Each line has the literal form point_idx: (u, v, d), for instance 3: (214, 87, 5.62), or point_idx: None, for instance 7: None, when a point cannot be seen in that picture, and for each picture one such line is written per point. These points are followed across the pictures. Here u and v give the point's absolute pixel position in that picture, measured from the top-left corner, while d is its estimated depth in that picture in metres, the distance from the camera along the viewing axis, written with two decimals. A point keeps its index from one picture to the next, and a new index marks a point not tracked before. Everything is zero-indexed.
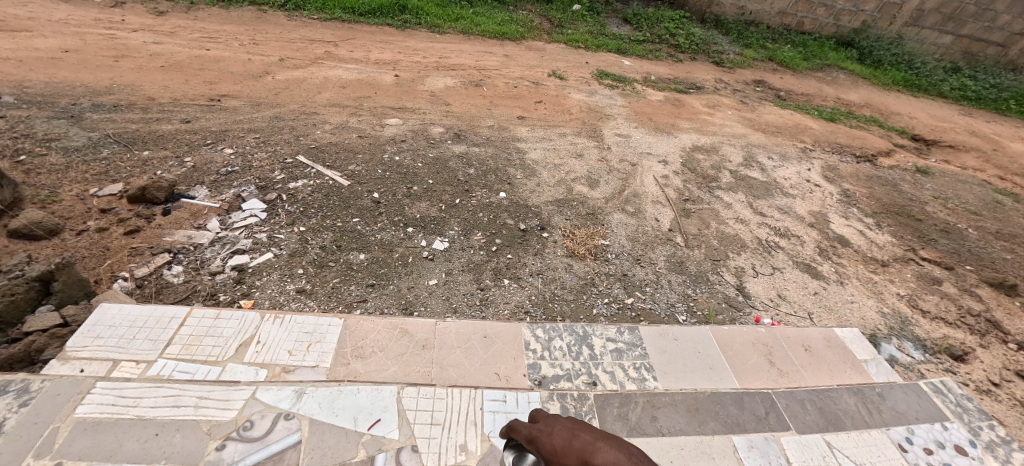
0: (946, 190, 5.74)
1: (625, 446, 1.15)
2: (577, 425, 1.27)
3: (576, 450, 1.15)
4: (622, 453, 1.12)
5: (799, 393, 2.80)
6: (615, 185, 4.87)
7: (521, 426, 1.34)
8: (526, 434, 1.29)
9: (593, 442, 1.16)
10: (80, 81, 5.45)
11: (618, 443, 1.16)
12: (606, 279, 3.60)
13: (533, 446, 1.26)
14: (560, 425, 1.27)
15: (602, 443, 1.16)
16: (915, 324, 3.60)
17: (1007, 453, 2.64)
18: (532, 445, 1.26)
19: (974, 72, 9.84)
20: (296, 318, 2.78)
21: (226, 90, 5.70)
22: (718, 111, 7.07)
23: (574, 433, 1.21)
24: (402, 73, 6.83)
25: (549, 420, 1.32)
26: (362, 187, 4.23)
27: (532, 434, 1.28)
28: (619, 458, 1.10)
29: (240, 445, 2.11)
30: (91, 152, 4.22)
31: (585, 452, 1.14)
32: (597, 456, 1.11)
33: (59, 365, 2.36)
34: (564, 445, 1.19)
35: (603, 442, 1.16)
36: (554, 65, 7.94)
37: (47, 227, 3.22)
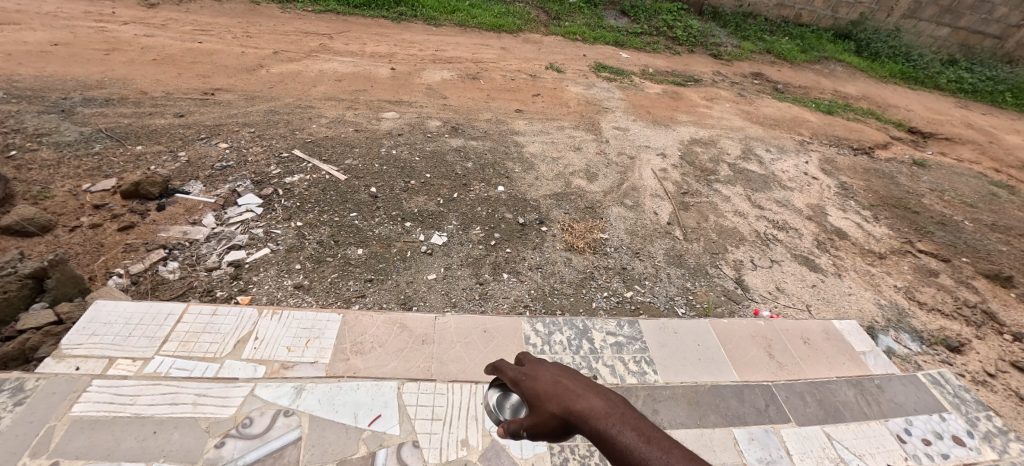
0: (942, 182, 5.75)
1: (608, 393, 1.16)
2: (563, 370, 1.28)
3: (559, 397, 1.18)
4: (604, 401, 1.13)
5: (798, 385, 2.81)
6: (613, 178, 4.86)
7: (509, 369, 1.35)
8: (512, 377, 1.33)
9: (577, 389, 1.18)
10: (71, 75, 5.37)
11: (600, 390, 1.17)
12: (605, 272, 3.60)
13: (518, 387, 1.30)
14: (546, 370, 1.28)
15: (585, 390, 1.17)
16: (912, 316, 3.62)
17: (1004, 443, 2.67)
18: (518, 386, 1.30)
19: (971, 64, 9.85)
20: (294, 314, 2.76)
21: (220, 83, 5.62)
22: (716, 103, 7.05)
23: (558, 379, 1.23)
24: (398, 66, 6.76)
25: (535, 362, 1.34)
26: (360, 181, 4.20)
27: (518, 375, 1.32)
28: (600, 407, 1.11)
29: (240, 442, 2.09)
30: (83, 147, 4.16)
31: (567, 399, 1.16)
32: (579, 404, 1.14)
33: (54, 363, 2.33)
34: (547, 390, 1.22)
35: (586, 389, 1.18)
36: (551, 57, 7.88)
37: (40, 224, 3.18)
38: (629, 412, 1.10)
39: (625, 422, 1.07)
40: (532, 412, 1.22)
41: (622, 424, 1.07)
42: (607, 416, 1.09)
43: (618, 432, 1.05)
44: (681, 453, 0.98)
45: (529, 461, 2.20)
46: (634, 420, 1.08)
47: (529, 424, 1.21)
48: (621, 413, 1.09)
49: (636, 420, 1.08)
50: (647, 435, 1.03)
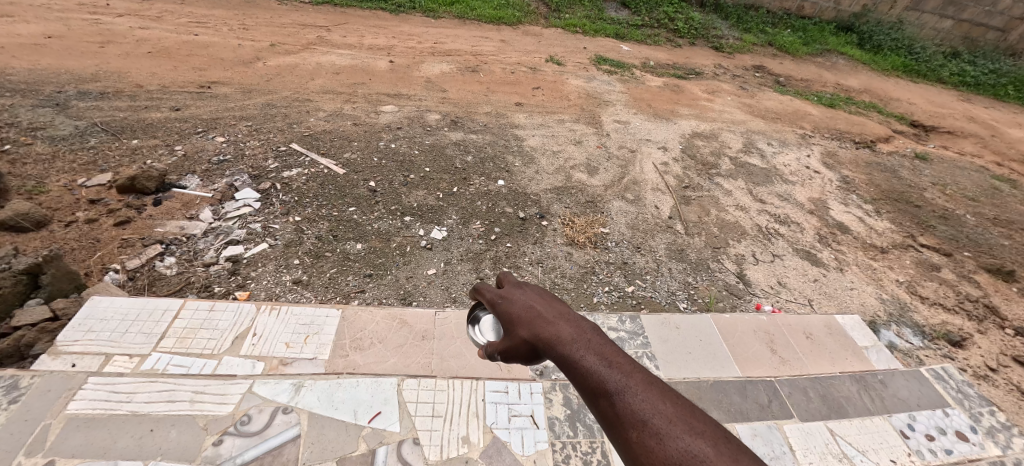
0: (944, 176, 5.72)
1: (580, 320, 1.12)
2: (540, 295, 1.22)
3: (530, 322, 1.14)
4: (573, 328, 1.08)
5: (801, 381, 2.80)
6: (614, 172, 4.81)
7: (488, 292, 1.30)
8: (490, 299, 1.28)
9: (549, 315, 1.13)
10: (66, 68, 5.29)
11: (572, 318, 1.12)
12: (606, 267, 3.57)
13: (494, 309, 1.26)
14: (521, 293, 1.23)
15: (556, 317, 1.12)
16: (914, 310, 3.60)
17: (1007, 439, 2.66)
18: (493, 307, 1.26)
19: (973, 57, 9.77)
20: (293, 310, 2.73)
21: (216, 76, 5.55)
22: (717, 97, 6.99)
23: (532, 304, 1.19)
24: (397, 58, 6.69)
25: (513, 285, 1.29)
26: (358, 176, 4.15)
27: (494, 296, 1.27)
28: (568, 333, 1.07)
29: (238, 439, 2.07)
30: (78, 141, 4.11)
31: (537, 324, 1.12)
32: (548, 330, 1.10)
33: (49, 360, 2.30)
34: (519, 314, 1.17)
35: (558, 316, 1.13)
36: (551, 50, 7.80)
37: (34, 219, 3.14)
38: (597, 338, 1.06)
39: (591, 347, 1.03)
40: (504, 334, 1.19)
41: (587, 349, 1.03)
42: (574, 342, 1.05)
43: (582, 356, 1.01)
44: (643, 379, 0.95)
45: (530, 458, 2.18)
46: (599, 346, 1.04)
47: (501, 347, 1.19)
48: (588, 337, 1.05)
49: (602, 346, 1.04)
50: (611, 361, 1.00)
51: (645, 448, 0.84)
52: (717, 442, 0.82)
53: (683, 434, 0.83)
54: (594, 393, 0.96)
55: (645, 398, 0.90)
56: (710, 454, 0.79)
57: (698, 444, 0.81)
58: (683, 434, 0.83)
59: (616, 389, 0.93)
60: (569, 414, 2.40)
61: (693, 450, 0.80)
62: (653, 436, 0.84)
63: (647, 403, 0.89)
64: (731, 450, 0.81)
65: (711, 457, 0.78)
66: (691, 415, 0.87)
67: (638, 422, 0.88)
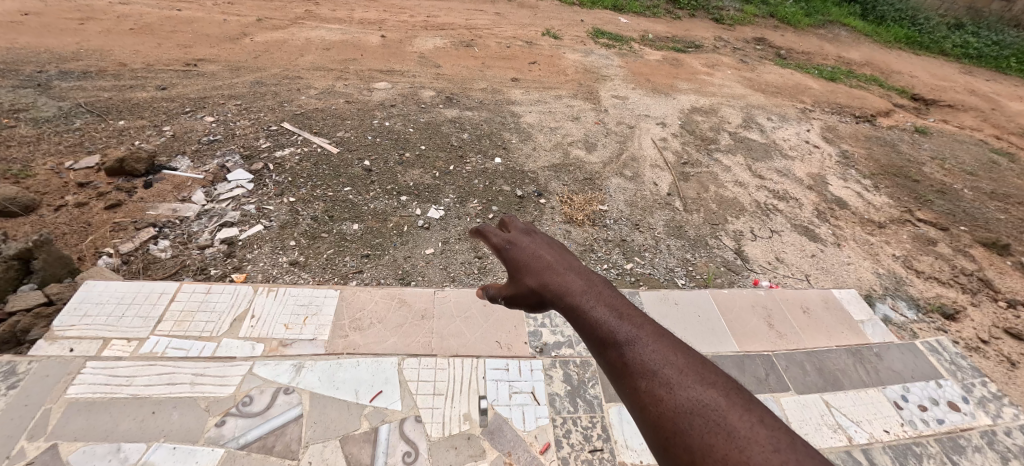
0: (943, 150, 5.68)
1: (590, 274, 1.12)
2: (553, 250, 1.23)
3: (539, 273, 1.15)
4: (584, 281, 1.08)
5: (798, 355, 2.83)
6: (612, 149, 4.76)
7: (494, 236, 1.31)
8: (497, 245, 1.28)
9: (559, 268, 1.14)
10: (45, 46, 5.11)
11: (582, 272, 1.13)
12: (605, 244, 3.55)
13: (503, 257, 1.26)
14: (533, 245, 1.24)
15: (567, 270, 1.13)
16: (909, 285, 3.62)
17: (998, 408, 2.71)
18: (501, 254, 1.27)
19: (977, 28, 9.57)
20: (290, 291, 2.72)
21: (202, 53, 5.38)
22: (717, 70, 6.86)
23: (541, 254, 1.20)
24: (388, 33, 6.50)
25: (523, 233, 1.31)
26: (352, 155, 4.08)
27: (502, 242, 1.29)
28: (578, 285, 1.07)
29: (240, 420, 2.08)
30: (63, 123, 4.00)
31: (547, 276, 1.13)
32: (557, 281, 1.10)
33: (47, 345, 2.29)
34: (529, 264, 1.18)
35: (569, 268, 1.13)
36: (547, 23, 7.60)
37: (22, 203, 3.08)
38: (608, 292, 1.05)
39: (602, 300, 1.01)
40: (512, 282, 1.21)
41: (598, 301, 1.01)
42: (584, 294, 1.04)
43: (592, 307, 0.99)
44: (654, 331, 0.91)
45: (531, 434, 2.21)
46: (609, 298, 1.02)
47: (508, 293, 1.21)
48: (598, 290, 1.05)
49: (613, 299, 1.02)
50: (621, 312, 0.97)
51: (654, 398, 0.78)
52: (728, 394, 0.76)
53: (695, 384, 0.77)
54: (602, 342, 0.93)
55: (656, 348, 0.86)
56: (722, 404, 0.73)
57: (710, 394, 0.75)
58: (694, 384, 0.77)
59: (625, 338, 0.89)
60: (569, 390, 2.42)
61: (704, 400, 0.74)
62: (663, 386, 0.78)
63: (657, 353, 0.84)
64: (744, 401, 0.74)
65: (724, 407, 0.72)
66: (702, 367, 0.82)
67: (647, 372, 0.82)
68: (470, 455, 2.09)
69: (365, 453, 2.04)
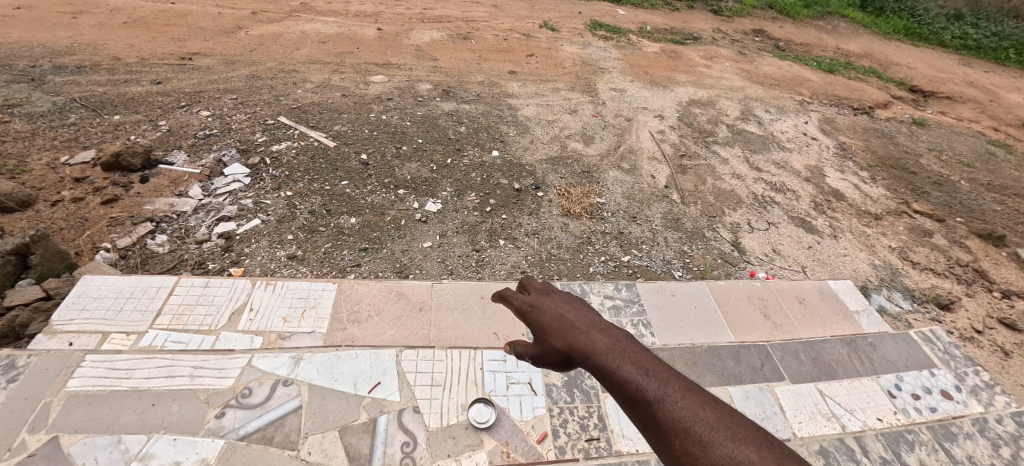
0: (941, 142, 5.68)
1: (613, 329, 1.07)
2: (575, 307, 1.18)
3: (561, 331, 1.11)
4: (607, 337, 1.04)
5: (794, 345, 2.85)
6: (610, 141, 4.75)
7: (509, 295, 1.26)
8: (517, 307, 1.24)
9: (582, 326, 1.09)
10: (38, 41, 5.07)
11: (604, 327, 1.08)
12: (602, 237, 3.56)
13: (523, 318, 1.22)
14: (554, 304, 1.19)
15: (590, 327, 1.08)
16: (904, 276, 3.64)
17: (990, 397, 2.74)
18: (523, 316, 1.21)
19: (976, 19, 9.53)
20: (288, 285, 2.72)
21: (197, 47, 5.34)
22: (715, 62, 6.84)
23: (563, 313, 1.15)
24: (384, 26, 6.46)
25: (542, 294, 1.24)
26: (349, 148, 4.08)
27: (522, 305, 1.23)
28: (602, 343, 1.02)
29: (240, 411, 2.10)
30: (58, 118, 3.98)
31: (569, 333, 1.09)
32: (579, 339, 1.06)
33: (46, 339, 2.30)
34: (550, 323, 1.14)
35: (590, 325, 1.09)
36: (545, 15, 7.56)
37: (19, 199, 3.07)
38: (633, 348, 1.00)
39: (628, 356, 0.97)
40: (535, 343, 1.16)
41: (625, 358, 0.96)
42: (609, 351, 1.00)
43: (619, 365, 0.94)
44: (682, 386, 0.87)
45: (529, 424, 2.24)
46: (634, 353, 0.98)
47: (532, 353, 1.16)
48: (623, 346, 1.00)
49: (640, 355, 0.98)
50: (647, 368, 0.93)
51: (689, 456, 0.75)
52: (763, 449, 0.72)
53: (727, 441, 0.73)
54: (633, 402, 0.88)
55: (685, 404, 0.82)
56: (757, 460, 0.69)
57: (743, 450, 0.71)
58: (727, 441, 0.74)
59: (654, 396, 0.85)
60: (566, 380, 2.44)
61: (737, 456, 0.70)
62: (695, 443, 0.75)
63: (687, 410, 0.80)
64: (781, 456, 0.71)
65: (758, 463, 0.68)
66: (732, 419, 0.79)
67: (678, 429, 0.79)
68: (467, 445, 2.11)
69: (364, 444, 2.06)
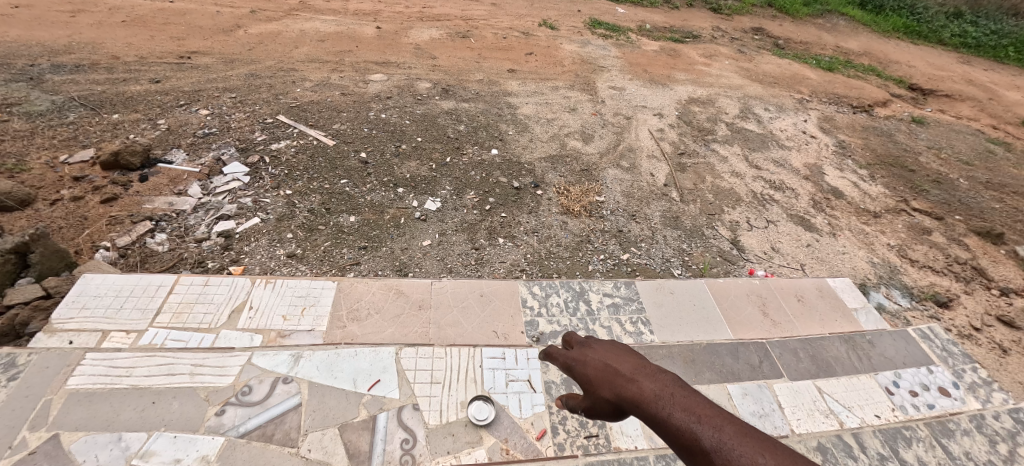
0: (940, 140, 5.68)
1: (657, 372, 0.98)
2: (618, 351, 1.08)
3: (603, 378, 1.02)
4: (652, 381, 0.95)
5: (792, 343, 2.86)
6: (609, 140, 4.76)
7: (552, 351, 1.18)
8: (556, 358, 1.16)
9: (624, 370, 1.00)
10: (36, 39, 5.06)
11: (649, 370, 0.99)
12: (601, 235, 3.57)
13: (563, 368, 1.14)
14: (595, 352, 1.09)
15: (635, 372, 0.98)
16: (903, 273, 3.65)
17: (988, 393, 2.75)
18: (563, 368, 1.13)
19: (976, 17, 9.52)
20: (288, 283, 2.73)
21: (196, 45, 5.34)
22: (714, 61, 6.84)
23: (603, 358, 1.06)
24: (384, 24, 6.45)
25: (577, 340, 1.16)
26: (349, 147, 4.08)
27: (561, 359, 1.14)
28: (648, 387, 0.93)
29: (240, 409, 2.11)
30: (57, 117, 3.98)
31: (612, 381, 0.99)
32: (624, 386, 0.96)
33: (46, 337, 2.30)
34: (590, 372, 1.05)
35: (633, 369, 1.00)
36: (544, 13, 7.56)
37: (18, 198, 3.07)
38: (682, 392, 0.91)
39: (678, 402, 0.89)
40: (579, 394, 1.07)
41: (674, 404, 0.88)
42: (656, 397, 0.91)
43: (669, 414, 0.87)
44: (737, 431, 0.80)
45: (528, 420, 2.24)
46: (684, 398, 0.90)
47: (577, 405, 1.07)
48: (671, 390, 0.92)
49: (690, 400, 0.90)
50: (698, 414, 0.85)
51: None
52: None
53: None
54: (690, 454, 0.81)
55: (745, 452, 0.74)
56: None
57: None
58: None
59: (710, 445, 0.78)
60: (565, 377, 2.45)
61: None
62: None
63: (747, 458, 0.73)
64: None
65: None
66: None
67: None
68: (467, 442, 2.12)
69: (364, 440, 2.07)
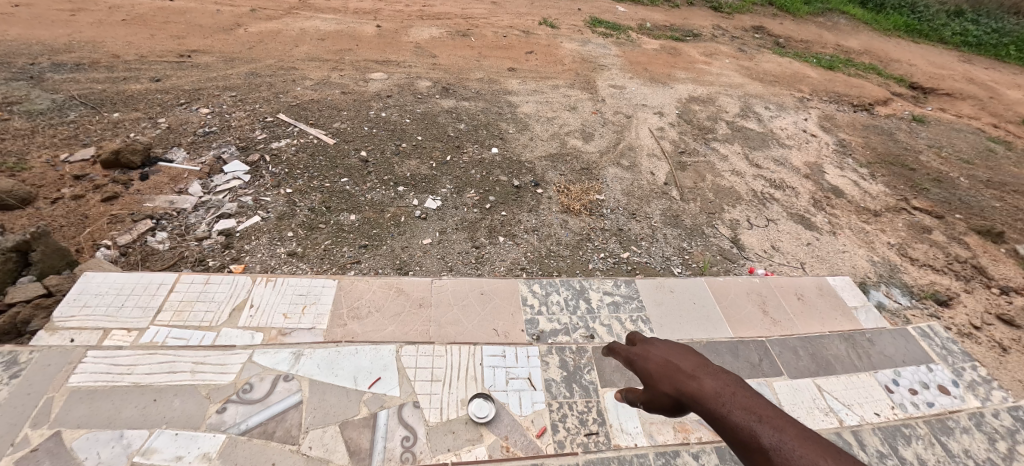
0: (940, 139, 5.68)
1: (722, 373, 1.00)
2: (683, 351, 1.11)
3: (666, 374, 1.06)
4: (714, 380, 0.97)
5: (792, 341, 2.86)
6: (610, 138, 4.75)
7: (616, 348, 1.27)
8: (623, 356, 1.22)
9: (687, 368, 1.03)
10: (37, 38, 5.06)
11: (713, 370, 1.01)
12: (602, 234, 3.57)
13: (628, 365, 1.19)
14: (658, 349, 1.15)
15: (696, 369, 1.02)
16: (902, 272, 3.65)
17: (987, 391, 2.76)
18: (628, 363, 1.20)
19: (977, 15, 9.50)
20: (288, 281, 2.73)
21: (196, 44, 5.34)
22: (715, 59, 6.83)
23: (667, 357, 1.10)
24: (384, 23, 6.44)
25: (644, 341, 1.21)
26: (349, 145, 4.08)
27: (627, 356, 1.21)
28: (710, 386, 0.96)
29: (241, 407, 2.12)
30: (57, 116, 3.98)
31: (674, 377, 1.03)
32: (685, 382, 1.00)
33: (47, 336, 2.31)
34: (654, 368, 1.10)
35: (697, 368, 1.02)
36: (544, 12, 7.55)
37: (19, 196, 3.07)
38: (744, 392, 0.93)
39: (739, 401, 0.91)
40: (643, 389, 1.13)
41: (734, 403, 0.91)
42: (717, 395, 0.93)
43: (728, 411, 0.89)
44: (800, 434, 0.80)
45: (528, 418, 2.25)
46: (747, 400, 0.91)
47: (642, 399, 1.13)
48: (733, 390, 0.94)
49: (751, 400, 0.91)
50: (760, 414, 0.86)
51: None
52: None
53: None
54: (747, 450, 0.83)
55: (805, 453, 0.74)
56: None
57: None
58: None
59: (769, 444, 0.80)
60: (565, 375, 2.46)
61: None
62: None
63: (807, 459, 0.73)
64: None
65: None
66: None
67: None
68: (467, 439, 2.13)
69: (365, 438, 2.08)
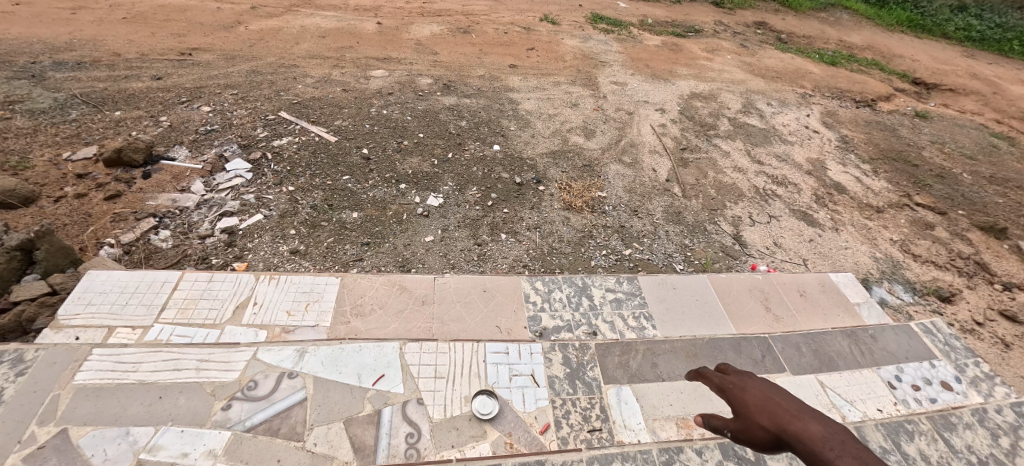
0: (943, 135, 5.66)
1: (828, 420, 1.12)
2: (781, 392, 1.25)
3: (767, 410, 1.19)
4: (822, 427, 1.09)
5: (794, 337, 2.86)
6: (611, 135, 4.74)
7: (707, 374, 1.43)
8: (717, 384, 1.37)
9: (792, 410, 1.16)
10: (38, 36, 5.06)
11: (819, 416, 1.13)
12: (604, 231, 3.57)
13: (722, 394, 1.34)
14: (754, 383, 1.29)
15: (802, 412, 1.14)
16: (905, 268, 3.64)
17: (990, 387, 2.76)
18: (722, 393, 1.34)
19: (981, 10, 9.44)
20: (292, 279, 2.74)
21: (196, 42, 5.33)
22: (717, 55, 6.81)
23: (769, 395, 1.23)
24: (384, 20, 6.43)
25: (741, 375, 1.36)
26: (350, 143, 4.08)
27: (722, 385, 1.35)
28: (817, 430, 1.09)
29: (246, 404, 2.13)
30: (59, 114, 3.98)
31: (778, 415, 1.16)
32: (791, 422, 1.13)
33: (53, 334, 2.32)
34: (754, 402, 1.23)
35: (804, 412, 1.15)
36: (546, 8, 7.53)
37: (22, 195, 3.07)
38: (854, 442, 1.04)
39: (848, 449, 1.02)
40: (736, 419, 1.25)
41: (843, 451, 1.02)
42: (825, 441, 1.06)
43: (837, 455, 1.01)
44: None
45: (532, 415, 2.26)
46: (856, 449, 1.02)
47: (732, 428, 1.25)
48: (841, 439, 1.06)
49: (860, 450, 1.02)
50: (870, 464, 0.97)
51: None
52: None
53: None
54: None
55: None
56: None
57: None
58: None
59: None
60: (568, 372, 2.47)
61: None
62: None
63: None
64: None
65: None
66: None
67: None
68: (471, 435, 2.14)
69: (369, 435, 2.09)
